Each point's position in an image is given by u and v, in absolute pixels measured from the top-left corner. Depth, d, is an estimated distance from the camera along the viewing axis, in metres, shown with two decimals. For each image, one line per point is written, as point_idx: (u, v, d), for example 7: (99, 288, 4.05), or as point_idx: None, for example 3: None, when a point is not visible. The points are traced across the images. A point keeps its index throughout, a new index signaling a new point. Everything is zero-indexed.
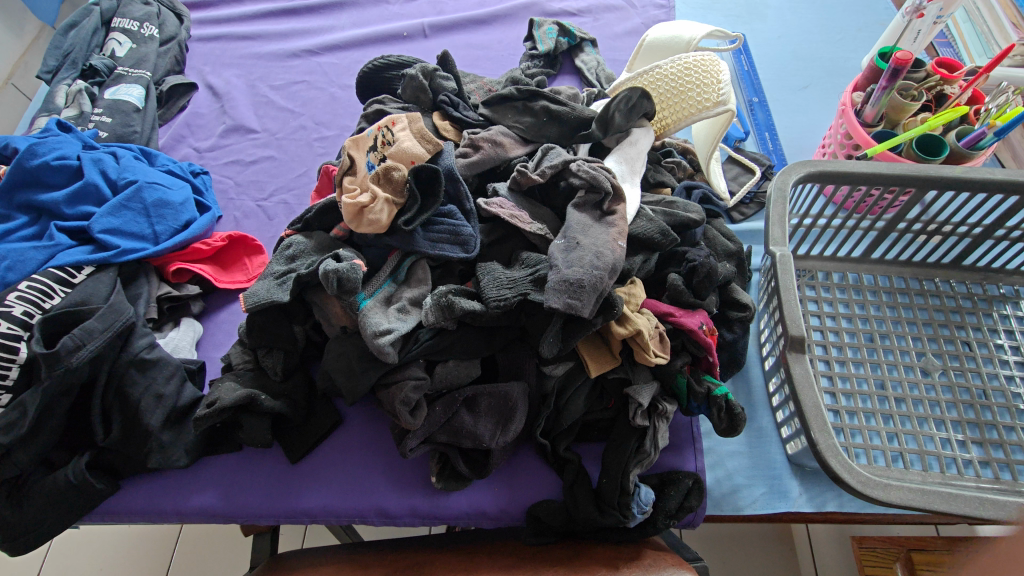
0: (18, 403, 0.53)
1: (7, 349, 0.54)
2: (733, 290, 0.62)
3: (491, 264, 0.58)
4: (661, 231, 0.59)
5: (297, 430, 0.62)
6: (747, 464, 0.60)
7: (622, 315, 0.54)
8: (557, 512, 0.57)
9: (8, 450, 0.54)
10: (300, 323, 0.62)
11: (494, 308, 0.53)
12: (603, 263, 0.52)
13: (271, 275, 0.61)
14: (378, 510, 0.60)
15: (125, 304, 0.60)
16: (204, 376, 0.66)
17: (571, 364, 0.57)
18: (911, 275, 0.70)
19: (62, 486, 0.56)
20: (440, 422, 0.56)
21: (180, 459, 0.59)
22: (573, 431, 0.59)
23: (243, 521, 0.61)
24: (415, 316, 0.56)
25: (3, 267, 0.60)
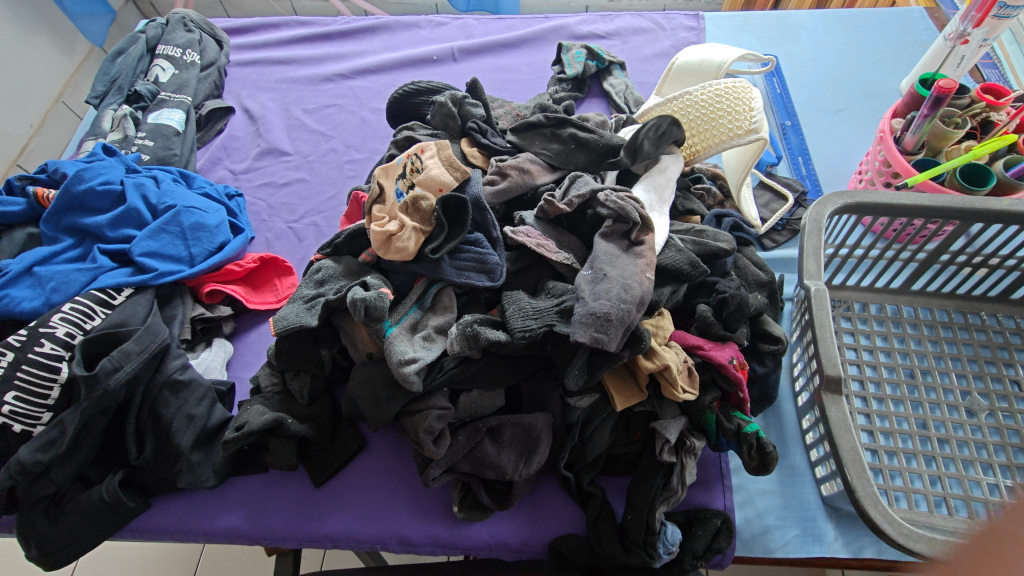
0: (58, 421, 0.55)
1: (49, 369, 0.57)
2: (765, 321, 0.61)
3: (517, 293, 0.57)
4: (691, 262, 0.58)
5: (322, 454, 0.63)
6: (779, 503, 0.58)
7: (649, 349, 0.53)
8: (580, 548, 0.56)
9: (48, 467, 0.56)
10: (327, 347, 0.63)
11: (519, 339, 0.53)
12: (631, 296, 0.51)
13: (300, 299, 0.62)
14: (400, 537, 0.60)
15: (161, 326, 0.62)
16: (233, 397, 0.67)
17: (597, 396, 0.56)
18: (955, 308, 0.67)
19: (96, 503, 0.57)
20: (463, 452, 0.56)
21: (208, 480, 0.60)
22: (597, 465, 0.58)
23: (267, 543, 0.62)
24: (440, 345, 0.56)
25: (49, 288, 0.63)
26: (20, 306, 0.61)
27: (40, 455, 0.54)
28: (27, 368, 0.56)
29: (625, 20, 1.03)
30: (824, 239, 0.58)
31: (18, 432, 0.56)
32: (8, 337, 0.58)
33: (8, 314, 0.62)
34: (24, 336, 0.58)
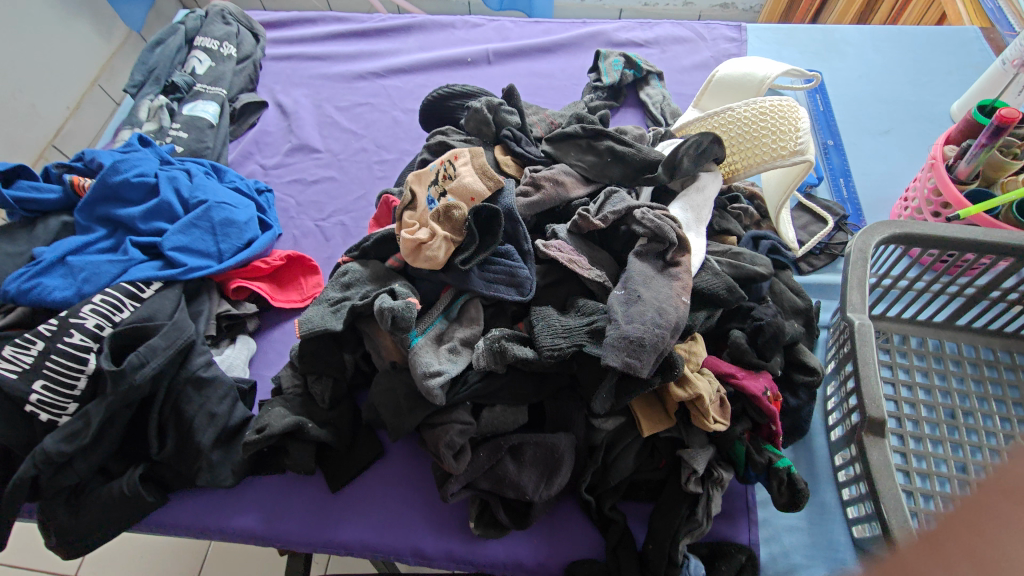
0: (83, 413, 0.56)
1: (78, 359, 0.57)
2: (800, 351, 0.59)
3: (546, 309, 0.56)
4: (728, 287, 0.56)
5: (340, 459, 0.62)
6: (806, 541, 0.56)
7: (682, 376, 0.51)
8: (599, 575, 0.55)
9: (71, 458, 0.56)
10: (350, 351, 0.62)
11: (547, 358, 0.51)
12: (665, 322, 0.49)
13: (326, 301, 0.61)
14: (414, 550, 0.59)
15: (187, 321, 0.62)
16: (255, 396, 0.67)
17: (622, 420, 0.55)
18: (1002, 347, 0.64)
19: (117, 496, 0.57)
20: (483, 468, 0.55)
21: (226, 479, 0.60)
22: (619, 490, 0.56)
23: (280, 546, 0.61)
24: (465, 358, 0.55)
25: (80, 278, 0.63)
26: (51, 295, 0.62)
27: (65, 446, 0.55)
28: (56, 358, 0.57)
29: (665, 28, 1.01)
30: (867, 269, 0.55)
31: (44, 421, 0.57)
32: (39, 326, 0.59)
33: (40, 302, 0.62)
34: (55, 325, 0.59)
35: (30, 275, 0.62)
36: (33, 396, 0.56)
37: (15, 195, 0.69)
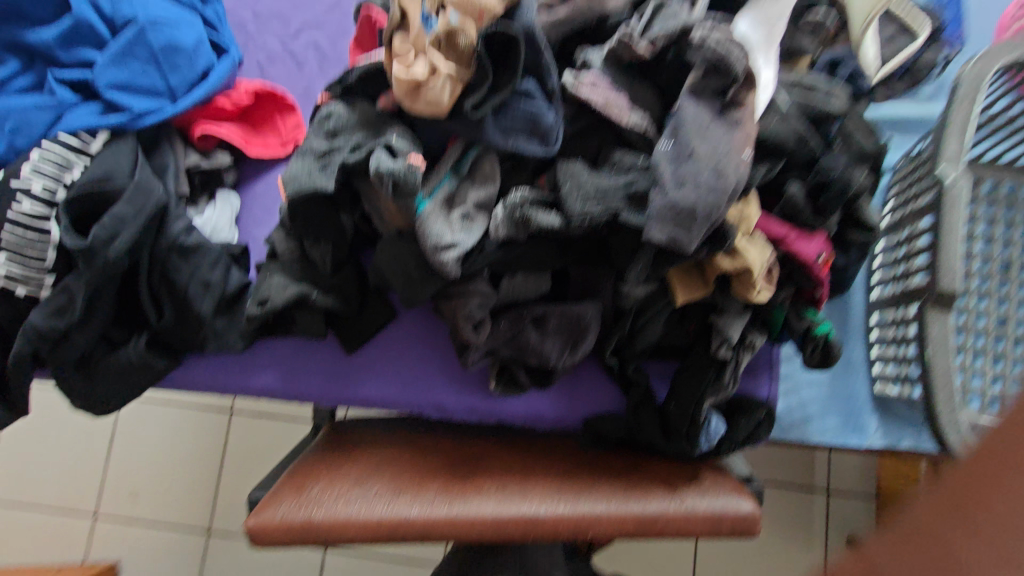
0: (63, 287, 0.51)
1: (37, 230, 0.50)
2: (863, 208, 0.50)
3: (575, 164, 0.46)
4: (799, 136, 0.47)
5: (352, 323, 0.59)
6: (825, 394, 0.57)
7: (731, 246, 0.45)
8: (618, 427, 0.56)
9: (67, 332, 0.53)
10: (347, 212, 0.55)
11: (577, 229, 0.44)
12: (723, 185, 0.41)
13: (311, 153, 0.52)
14: (437, 406, 0.60)
15: (152, 180, 0.53)
16: (249, 260, 0.61)
17: (656, 285, 0.50)
18: None
19: (127, 364, 0.56)
20: (505, 338, 0.52)
21: (236, 343, 0.57)
22: (645, 353, 0.55)
23: (303, 400, 0.62)
24: (481, 225, 0.48)
25: (8, 129, 0.53)
26: None
27: (56, 322, 0.51)
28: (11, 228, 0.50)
29: None
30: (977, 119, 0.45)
31: (24, 297, 0.52)
32: None
33: None
34: None
35: None
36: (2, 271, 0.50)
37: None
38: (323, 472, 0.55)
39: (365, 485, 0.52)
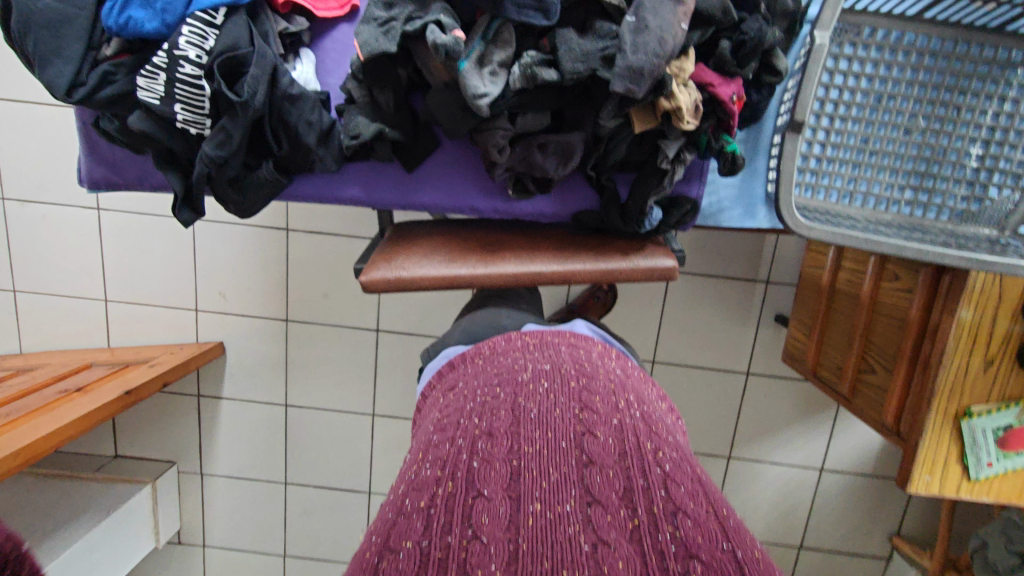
0: (222, 128, 0.67)
1: (195, 85, 0.64)
2: (775, 56, 0.65)
3: (569, 33, 0.61)
4: (724, 8, 0.59)
5: (411, 148, 0.76)
6: (735, 194, 0.77)
7: (670, 92, 0.61)
8: (594, 217, 0.77)
9: (228, 159, 0.69)
10: (402, 66, 0.69)
11: (569, 81, 0.60)
12: (665, 51, 0.56)
13: (374, 22, 0.65)
14: (470, 207, 0.80)
15: (266, 48, 0.66)
16: (330, 101, 0.75)
17: (622, 120, 0.65)
18: (955, 38, 0.70)
19: (266, 181, 0.74)
20: (519, 159, 0.70)
21: (333, 165, 0.75)
22: (615, 166, 0.72)
23: (378, 206, 0.82)
24: (504, 79, 0.63)
25: (159, 9, 0.63)
26: (143, 28, 0.63)
27: (221, 152, 0.68)
28: (183, 90, 0.65)
29: None
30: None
31: (195, 135, 0.68)
32: (152, 58, 0.64)
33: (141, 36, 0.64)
34: (165, 58, 0.64)
35: (114, 11, 0.62)
36: (179, 117, 0.65)
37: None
38: (390, 239, 0.88)
39: (416, 239, 0.86)
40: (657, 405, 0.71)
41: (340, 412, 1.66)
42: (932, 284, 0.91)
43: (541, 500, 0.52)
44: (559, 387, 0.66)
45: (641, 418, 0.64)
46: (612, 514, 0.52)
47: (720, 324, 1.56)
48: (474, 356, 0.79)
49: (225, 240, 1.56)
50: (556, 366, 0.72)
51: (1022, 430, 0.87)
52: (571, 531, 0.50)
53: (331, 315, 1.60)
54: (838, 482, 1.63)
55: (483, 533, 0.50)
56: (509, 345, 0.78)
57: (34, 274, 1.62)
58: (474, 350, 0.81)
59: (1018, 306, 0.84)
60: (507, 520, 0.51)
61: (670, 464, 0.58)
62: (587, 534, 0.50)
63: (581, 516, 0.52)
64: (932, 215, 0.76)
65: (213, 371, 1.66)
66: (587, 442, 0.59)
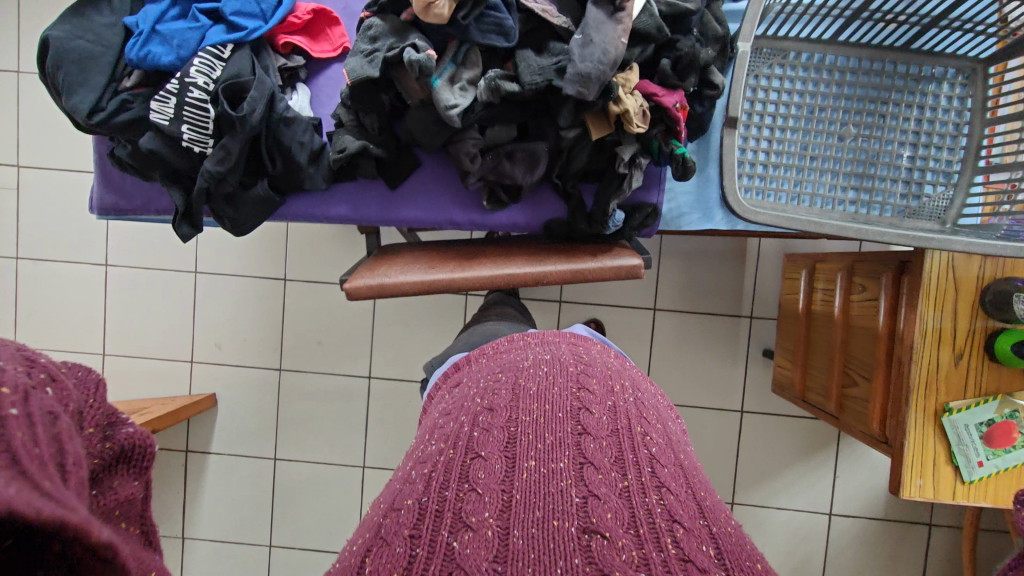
0: (222, 146, 0.75)
1: (201, 108, 0.73)
2: (711, 72, 0.73)
3: (526, 52, 0.71)
4: (658, 27, 0.69)
5: (393, 167, 0.83)
6: (692, 199, 0.83)
7: (617, 97, 0.69)
8: (563, 225, 0.83)
9: (226, 175, 0.77)
10: (386, 92, 0.77)
11: (528, 90, 0.69)
12: (608, 59, 0.65)
13: (360, 53, 0.74)
14: (450, 220, 0.86)
15: (265, 77, 0.76)
16: (322, 128, 0.84)
17: (580, 129, 0.74)
18: (868, 58, 0.81)
19: (260, 198, 0.81)
20: (490, 168, 0.77)
21: (321, 183, 0.82)
22: (578, 174, 0.79)
23: (365, 223, 0.88)
24: (473, 93, 0.72)
25: (175, 45, 0.73)
26: (160, 61, 0.73)
27: (220, 167, 0.75)
28: (189, 113, 0.73)
29: None
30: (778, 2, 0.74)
31: (197, 153, 0.76)
32: (164, 85, 0.73)
33: (156, 68, 0.74)
34: (176, 85, 0.73)
35: (136, 46, 0.72)
36: (185, 136, 0.74)
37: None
38: (375, 255, 0.93)
39: (400, 254, 0.91)
40: (654, 394, 0.71)
41: (329, 465, 1.62)
42: (893, 289, 0.93)
43: (536, 457, 0.54)
44: (554, 370, 0.66)
45: (631, 402, 0.64)
46: (603, 473, 0.53)
47: (712, 359, 1.56)
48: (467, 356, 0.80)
49: (225, 290, 1.62)
50: (551, 351, 0.71)
51: (1004, 425, 0.87)
52: (563, 484, 0.52)
53: (323, 362, 1.62)
54: (850, 528, 1.55)
55: (479, 485, 0.52)
56: (506, 339, 0.78)
57: (39, 330, 1.66)
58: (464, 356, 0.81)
59: (977, 300, 0.88)
60: (502, 474, 0.53)
61: (659, 448, 0.58)
62: (578, 488, 0.51)
63: (573, 472, 0.53)
64: (876, 212, 0.81)
65: (204, 423, 1.64)
66: (582, 416, 0.59)
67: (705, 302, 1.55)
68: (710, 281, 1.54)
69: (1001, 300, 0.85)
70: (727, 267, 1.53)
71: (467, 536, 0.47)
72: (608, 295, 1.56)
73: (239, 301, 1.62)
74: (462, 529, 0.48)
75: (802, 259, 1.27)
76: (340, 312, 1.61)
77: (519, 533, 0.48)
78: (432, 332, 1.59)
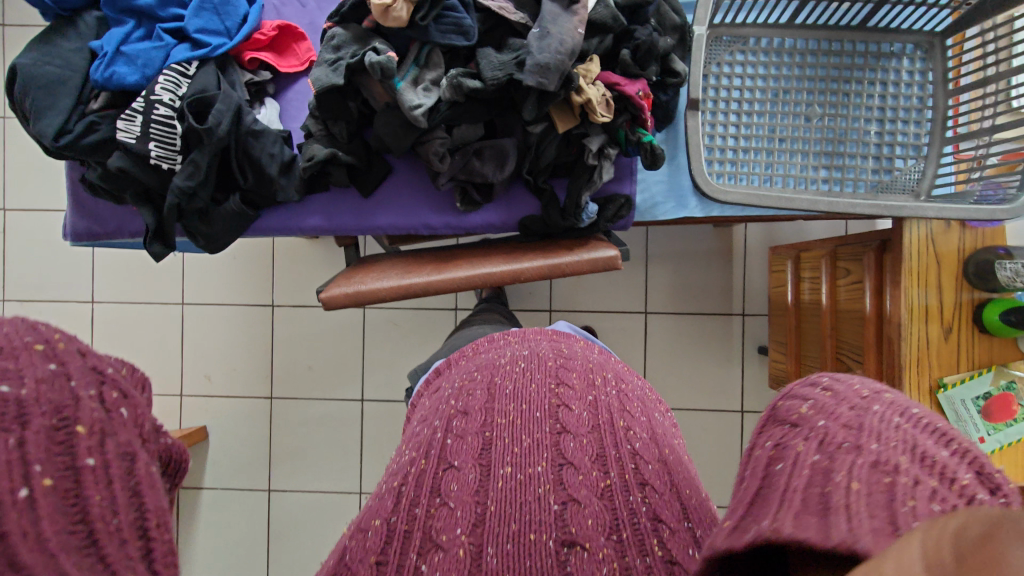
0: (191, 161, 0.75)
1: (167, 124, 0.73)
2: (671, 60, 0.75)
3: (487, 50, 0.71)
4: (614, 17, 0.70)
5: (366, 174, 0.83)
6: (666, 187, 0.84)
7: (578, 87, 0.70)
8: (538, 221, 0.83)
9: (197, 190, 0.77)
10: (353, 99, 0.77)
11: (490, 86, 0.70)
12: (565, 49, 0.66)
13: (324, 62, 0.75)
14: (425, 224, 0.86)
15: (231, 91, 0.77)
16: (292, 140, 0.85)
17: (546, 123, 0.74)
18: (825, 39, 0.82)
19: (232, 212, 0.81)
20: (460, 166, 0.78)
21: (294, 195, 0.82)
22: (548, 169, 0.80)
23: (341, 233, 0.88)
24: (436, 93, 0.73)
25: (140, 64, 0.74)
26: (126, 80, 0.74)
27: (189, 182, 0.75)
28: (156, 130, 0.73)
29: None
30: None
31: (167, 170, 0.76)
32: (131, 104, 0.74)
33: (122, 88, 0.74)
34: (142, 104, 0.73)
35: (101, 67, 0.73)
36: (153, 153, 0.74)
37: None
38: (354, 265, 0.91)
39: (376, 263, 0.90)
40: (639, 384, 0.63)
41: (325, 493, 1.58)
42: (877, 266, 0.92)
43: (513, 463, 0.48)
44: (532, 367, 0.59)
45: (615, 395, 0.56)
46: (583, 475, 0.47)
47: (708, 357, 1.54)
48: (447, 364, 0.71)
49: (212, 320, 1.60)
50: (530, 346, 0.64)
51: (1000, 397, 0.85)
52: (540, 491, 0.46)
53: (315, 387, 1.59)
54: None
55: (452, 499, 0.46)
56: (482, 341, 0.70)
57: None
58: (429, 379, 0.74)
59: (961, 272, 0.87)
60: (477, 485, 0.47)
61: (645, 440, 0.52)
62: (557, 494, 0.46)
63: (551, 477, 0.47)
64: (849, 189, 0.81)
65: (197, 457, 1.61)
66: (561, 414, 0.53)
67: (697, 301, 1.54)
68: (700, 277, 1.53)
69: (983, 269, 0.85)
70: (716, 265, 1.53)
71: (438, 558, 0.42)
72: (599, 301, 1.54)
73: (226, 329, 1.60)
74: (432, 549, 0.42)
75: (788, 249, 1.26)
76: (329, 334, 1.59)
77: (494, 551, 0.42)
78: (422, 349, 1.57)
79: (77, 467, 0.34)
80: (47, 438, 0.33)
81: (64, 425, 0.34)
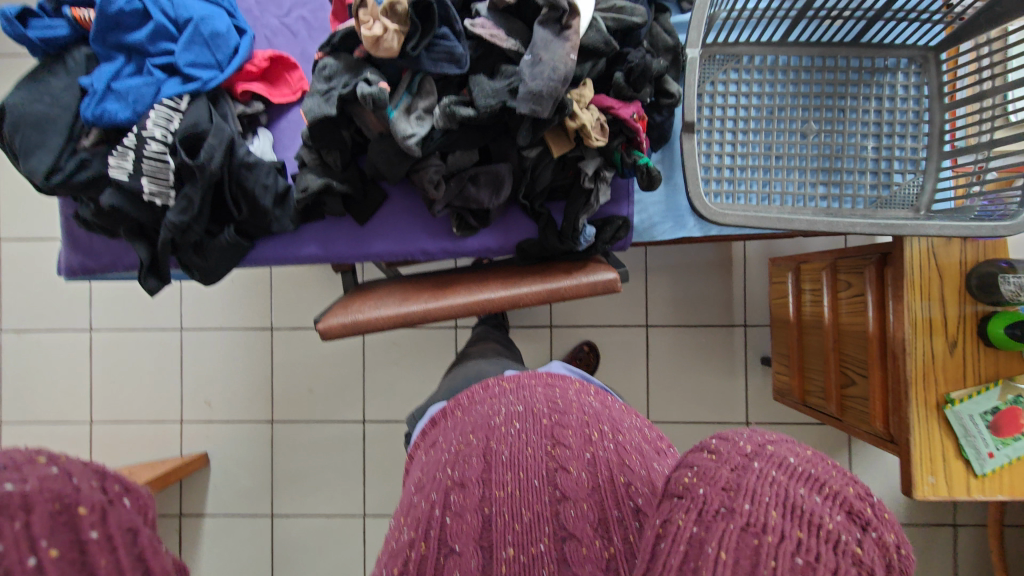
0: (184, 195, 0.74)
1: (160, 160, 0.73)
2: (665, 82, 0.74)
3: (479, 77, 0.71)
4: (606, 41, 0.70)
5: (361, 202, 0.83)
6: (663, 208, 0.84)
7: (572, 112, 0.69)
8: (535, 245, 0.82)
9: (190, 224, 0.76)
10: (346, 128, 0.77)
11: (484, 114, 0.69)
12: (558, 76, 0.66)
13: (317, 92, 0.74)
14: (421, 250, 0.85)
15: (224, 124, 0.76)
16: (287, 170, 0.84)
17: (541, 147, 0.74)
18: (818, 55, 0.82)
19: (227, 244, 0.80)
20: (455, 193, 0.77)
21: (289, 224, 0.81)
22: (544, 192, 0.79)
23: (337, 261, 0.87)
24: (430, 121, 0.72)
25: (131, 100, 0.73)
26: (117, 117, 0.73)
27: (183, 217, 0.75)
28: (149, 166, 0.73)
29: None
30: (724, 9, 0.75)
31: (160, 205, 0.75)
32: (123, 140, 0.73)
33: (112, 124, 0.73)
34: (134, 140, 0.73)
35: (92, 105, 0.72)
36: (146, 189, 0.73)
37: (38, 36, 0.74)
38: (351, 294, 0.90)
39: (372, 293, 0.89)
40: (638, 432, 0.59)
41: (327, 517, 1.56)
42: (878, 280, 0.91)
43: (515, 543, 0.48)
44: (526, 427, 0.56)
45: (614, 451, 0.53)
46: (587, 547, 0.47)
47: (712, 370, 1.52)
48: (444, 412, 0.70)
49: (210, 346, 1.59)
50: (523, 401, 0.61)
51: (1010, 411, 0.84)
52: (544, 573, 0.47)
53: (315, 410, 1.58)
54: None
55: None
56: (477, 391, 0.67)
57: (25, 402, 1.63)
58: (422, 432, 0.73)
59: (963, 285, 0.86)
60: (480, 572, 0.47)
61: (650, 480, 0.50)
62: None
63: (555, 555, 0.48)
64: (848, 204, 0.81)
65: (197, 486, 1.59)
66: (559, 479, 0.51)
67: (698, 313, 1.52)
68: (700, 287, 1.52)
69: (988, 283, 0.84)
70: (716, 277, 1.52)
71: None
72: (599, 317, 1.53)
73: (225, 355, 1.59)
74: None
75: (788, 261, 1.24)
76: (328, 356, 1.58)
77: None
78: (423, 369, 1.56)
79: (82, 541, 0.31)
80: (50, 520, 0.30)
81: (67, 507, 0.31)
